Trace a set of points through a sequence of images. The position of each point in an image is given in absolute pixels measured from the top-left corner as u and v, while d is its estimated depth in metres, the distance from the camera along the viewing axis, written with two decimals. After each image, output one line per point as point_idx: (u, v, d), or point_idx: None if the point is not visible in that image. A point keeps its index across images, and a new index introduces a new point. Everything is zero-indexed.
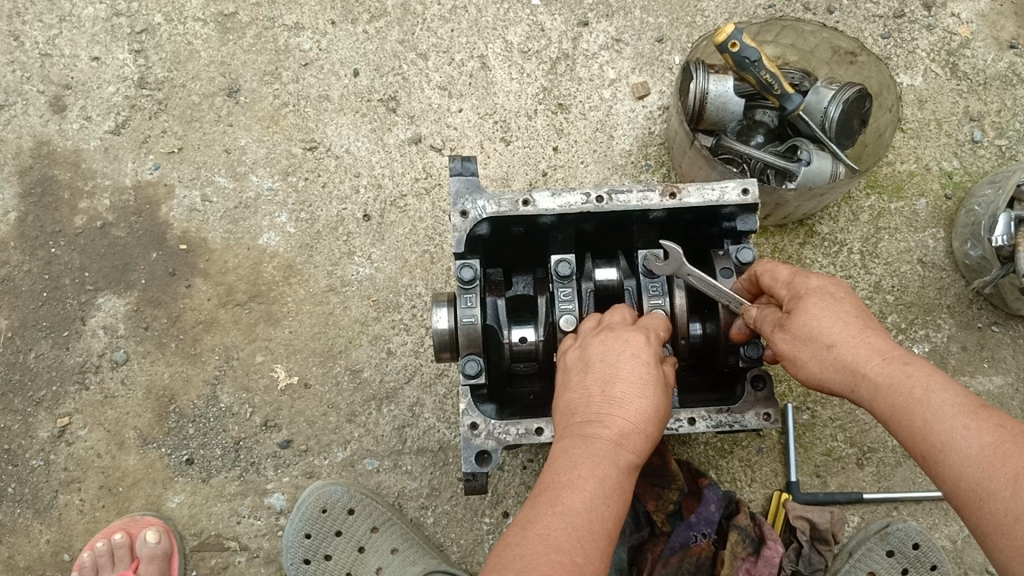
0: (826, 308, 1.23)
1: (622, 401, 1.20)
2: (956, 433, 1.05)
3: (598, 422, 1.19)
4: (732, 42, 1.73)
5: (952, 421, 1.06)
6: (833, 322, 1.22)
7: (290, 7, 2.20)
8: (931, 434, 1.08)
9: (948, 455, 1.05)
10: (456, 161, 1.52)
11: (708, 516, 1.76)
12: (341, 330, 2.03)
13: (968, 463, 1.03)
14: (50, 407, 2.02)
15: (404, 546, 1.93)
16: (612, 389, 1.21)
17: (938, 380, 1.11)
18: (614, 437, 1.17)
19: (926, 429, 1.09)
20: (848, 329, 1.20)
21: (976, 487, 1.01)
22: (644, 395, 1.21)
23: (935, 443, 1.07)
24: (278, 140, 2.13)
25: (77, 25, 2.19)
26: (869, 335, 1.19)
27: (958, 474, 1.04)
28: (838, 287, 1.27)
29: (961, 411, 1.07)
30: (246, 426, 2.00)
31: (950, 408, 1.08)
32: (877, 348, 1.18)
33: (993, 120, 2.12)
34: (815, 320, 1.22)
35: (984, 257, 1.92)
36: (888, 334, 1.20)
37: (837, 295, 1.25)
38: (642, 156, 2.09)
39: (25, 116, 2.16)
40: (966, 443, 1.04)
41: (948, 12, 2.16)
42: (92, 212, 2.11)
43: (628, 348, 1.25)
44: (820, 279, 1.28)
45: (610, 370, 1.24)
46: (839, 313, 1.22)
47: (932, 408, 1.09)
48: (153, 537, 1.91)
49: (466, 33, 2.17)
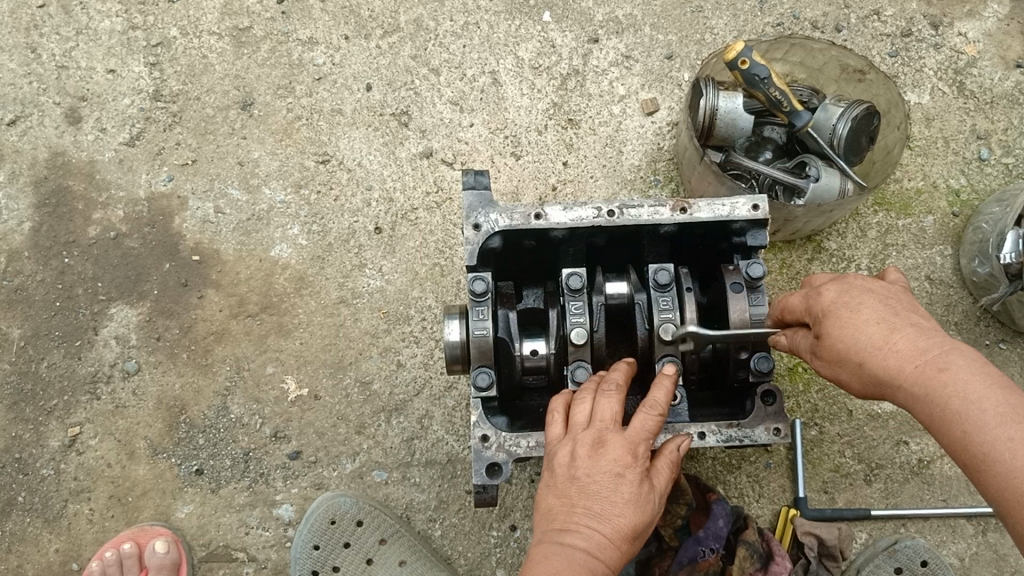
0: (846, 325, 1.24)
1: (604, 519, 1.25)
2: (999, 443, 1.03)
3: (582, 531, 1.25)
4: (742, 59, 1.77)
5: (992, 432, 1.04)
6: (853, 337, 1.23)
7: (305, 22, 2.24)
8: (973, 444, 1.06)
9: (992, 464, 1.04)
10: (469, 175, 1.54)
11: (716, 531, 1.70)
12: (351, 342, 2.04)
13: (1012, 475, 1.01)
14: (61, 416, 2.04)
15: (412, 558, 1.93)
16: (592, 503, 1.26)
17: (974, 387, 1.08)
18: (592, 548, 1.23)
19: (967, 438, 1.07)
20: (874, 343, 1.20)
21: (1022, 498, 1.00)
22: (625, 514, 1.26)
23: (976, 454, 1.05)
24: (291, 152, 2.16)
25: (94, 37, 2.23)
26: (894, 344, 1.18)
27: (1002, 485, 1.02)
28: (863, 296, 1.27)
29: (1001, 420, 1.04)
30: (256, 437, 2.01)
31: (994, 415, 1.05)
32: (906, 357, 1.16)
33: (999, 138, 2.13)
34: (839, 341, 1.24)
35: (992, 274, 1.93)
36: (922, 334, 1.18)
37: (861, 305, 1.25)
38: (651, 171, 2.11)
39: (42, 127, 2.18)
40: (1009, 455, 1.02)
41: (954, 31, 2.19)
42: (106, 222, 2.13)
43: (616, 466, 1.28)
44: (839, 292, 1.28)
45: (597, 487, 1.27)
46: (864, 325, 1.23)
47: (971, 414, 1.07)
48: (161, 546, 1.91)
49: (478, 48, 2.20)
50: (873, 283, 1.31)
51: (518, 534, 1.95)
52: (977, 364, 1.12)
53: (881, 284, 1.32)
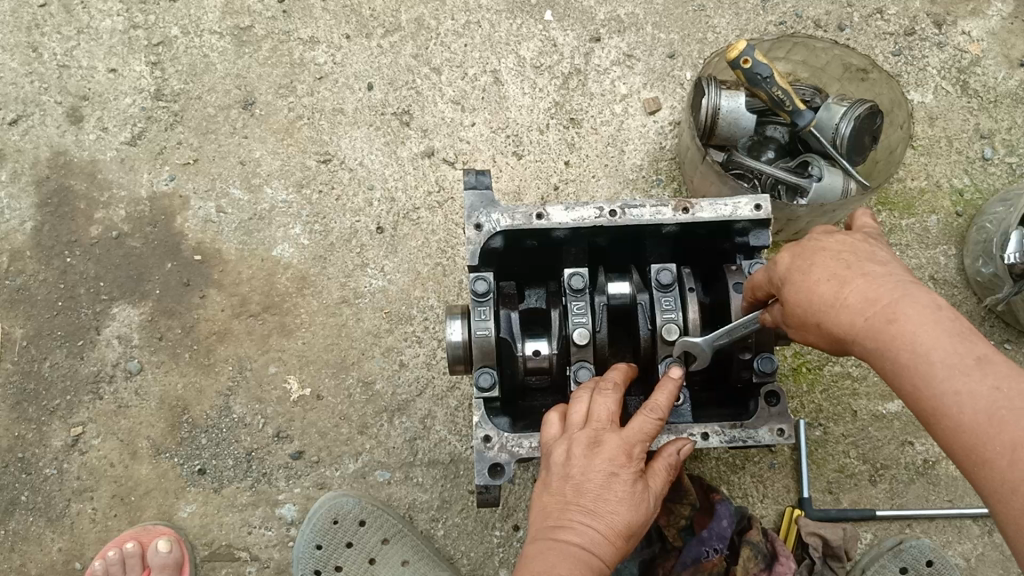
0: (801, 287, 1.19)
1: (598, 517, 1.25)
2: (950, 398, 0.98)
3: (575, 528, 1.25)
4: (744, 58, 1.76)
5: (943, 385, 0.98)
6: (808, 300, 1.17)
7: (306, 21, 2.23)
8: (925, 399, 1.00)
9: (943, 419, 0.98)
10: (472, 174, 1.54)
11: (720, 531, 1.72)
12: (354, 342, 2.04)
13: (963, 430, 0.96)
14: (64, 416, 2.04)
15: (415, 558, 1.93)
16: (586, 500, 1.26)
17: (924, 339, 1.02)
18: (585, 545, 1.23)
19: (919, 394, 1.01)
20: (826, 300, 1.14)
21: (972, 453, 0.95)
22: (619, 511, 1.25)
23: (927, 408, 1.00)
24: (293, 152, 2.16)
25: (95, 37, 2.23)
26: (846, 299, 1.12)
27: (953, 440, 0.97)
28: (817, 253, 1.20)
29: (952, 372, 0.98)
30: (259, 437, 2.01)
31: (944, 368, 0.99)
32: (857, 311, 1.09)
33: (1003, 137, 2.13)
34: (795, 304, 1.19)
35: (996, 274, 1.93)
36: (875, 283, 1.11)
37: (814, 263, 1.19)
38: (653, 171, 2.11)
39: (43, 126, 2.18)
40: (959, 408, 0.97)
41: (958, 30, 2.18)
42: (108, 221, 2.13)
43: (611, 465, 1.28)
44: (795, 254, 1.23)
45: (590, 485, 1.27)
46: (817, 284, 1.16)
47: (922, 369, 1.00)
48: (164, 546, 1.92)
49: (479, 47, 2.20)
50: (833, 236, 1.24)
51: (521, 534, 1.95)
52: (930, 311, 1.04)
53: (840, 235, 1.24)
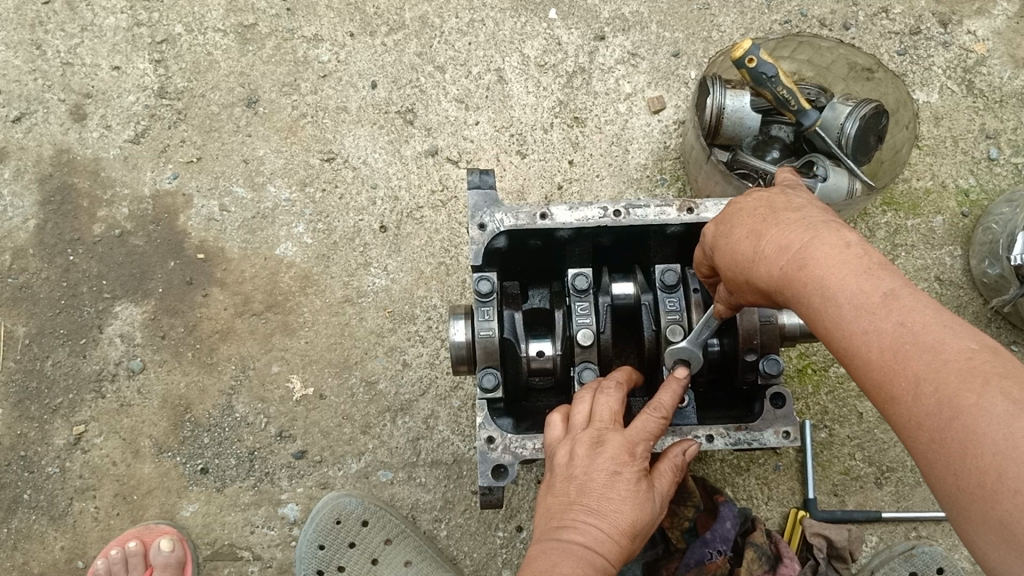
0: (729, 247, 1.15)
1: (601, 515, 1.24)
2: (854, 335, 0.90)
3: (578, 528, 1.24)
4: (749, 58, 1.75)
5: (851, 321, 0.91)
6: (734, 259, 1.13)
7: (309, 19, 2.22)
8: (835, 339, 0.93)
9: (852, 359, 0.91)
10: (475, 174, 1.53)
11: (724, 533, 1.69)
12: (357, 341, 2.04)
13: (868, 367, 0.88)
14: (66, 415, 2.04)
15: (417, 558, 1.93)
16: (589, 499, 1.25)
17: (827, 278, 0.95)
18: (589, 544, 1.22)
19: (830, 335, 0.94)
20: (748, 257, 1.10)
21: (880, 392, 0.87)
22: (622, 510, 1.24)
23: (839, 350, 0.93)
24: (296, 150, 2.15)
25: (98, 34, 2.22)
26: (764, 252, 1.07)
27: (864, 380, 0.89)
28: (744, 209, 1.17)
29: (855, 307, 0.91)
30: (261, 436, 2.01)
31: (849, 307, 0.92)
32: (773, 261, 1.05)
33: (1009, 137, 2.12)
34: (726, 265, 1.16)
35: (1003, 275, 1.92)
36: (788, 229, 1.06)
37: (738, 222, 1.15)
38: (657, 170, 2.10)
39: (46, 124, 2.18)
40: (864, 343, 0.89)
41: (964, 29, 2.17)
42: (110, 220, 2.13)
43: (614, 464, 1.27)
44: (724, 218, 1.20)
45: (592, 483, 1.26)
46: (741, 240, 1.13)
47: (825, 309, 0.94)
48: (167, 545, 1.91)
49: (484, 46, 2.19)
50: (760, 192, 1.19)
51: (524, 534, 1.95)
52: (835, 249, 0.98)
53: (761, 191, 1.19)
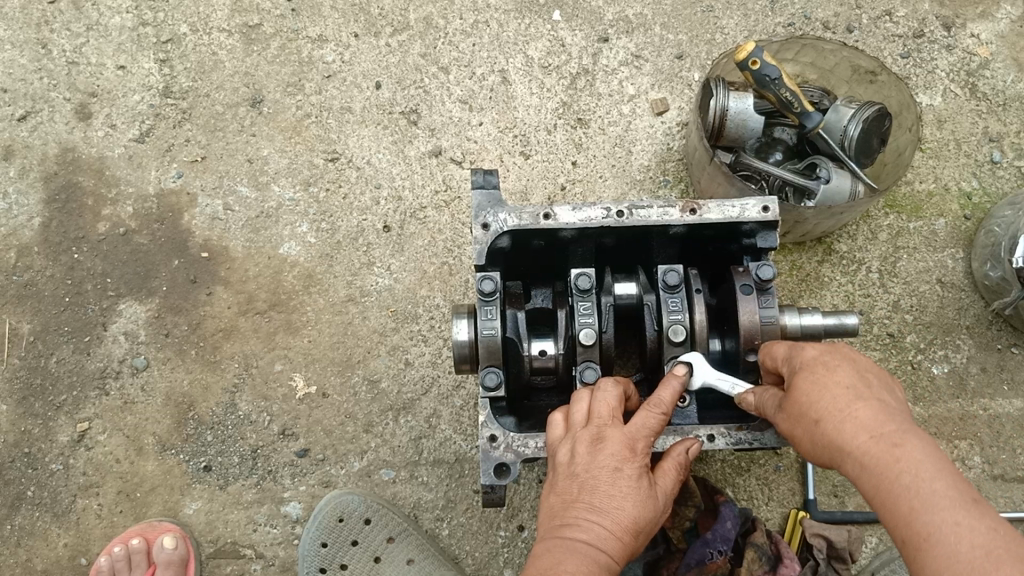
0: (816, 380, 1.22)
1: (604, 512, 1.24)
2: (944, 524, 1.00)
3: (580, 526, 1.24)
4: (753, 60, 1.76)
5: (943, 512, 1.01)
6: (819, 395, 1.20)
7: (314, 20, 2.23)
8: (918, 517, 1.02)
9: (931, 544, 0.99)
10: (479, 174, 1.54)
11: (725, 533, 1.68)
12: (360, 340, 2.04)
13: (952, 557, 0.97)
14: (70, 411, 2.04)
15: (419, 557, 1.92)
16: (591, 497, 1.26)
17: (929, 467, 1.05)
18: (591, 541, 1.22)
19: (914, 512, 1.03)
20: (835, 403, 1.18)
21: None
22: (625, 506, 1.25)
23: (918, 530, 1.01)
24: (300, 150, 2.16)
25: (104, 33, 2.23)
26: (857, 412, 1.15)
27: (937, 564, 0.98)
28: (840, 356, 1.25)
29: (953, 504, 1.01)
30: (264, 434, 2.02)
31: (944, 497, 1.02)
32: (865, 424, 1.13)
33: (1012, 140, 2.12)
34: (806, 394, 1.22)
35: (1005, 278, 1.94)
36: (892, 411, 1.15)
37: (835, 364, 1.23)
38: (661, 171, 2.11)
39: (51, 122, 2.19)
40: (954, 537, 0.98)
41: (967, 32, 2.18)
42: (115, 218, 2.14)
43: (614, 460, 1.28)
44: (819, 349, 1.27)
45: (594, 480, 1.27)
46: (833, 382, 1.20)
47: (922, 490, 1.03)
48: (169, 543, 1.92)
49: (488, 47, 2.20)
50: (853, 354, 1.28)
51: (526, 534, 1.95)
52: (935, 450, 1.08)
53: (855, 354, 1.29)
